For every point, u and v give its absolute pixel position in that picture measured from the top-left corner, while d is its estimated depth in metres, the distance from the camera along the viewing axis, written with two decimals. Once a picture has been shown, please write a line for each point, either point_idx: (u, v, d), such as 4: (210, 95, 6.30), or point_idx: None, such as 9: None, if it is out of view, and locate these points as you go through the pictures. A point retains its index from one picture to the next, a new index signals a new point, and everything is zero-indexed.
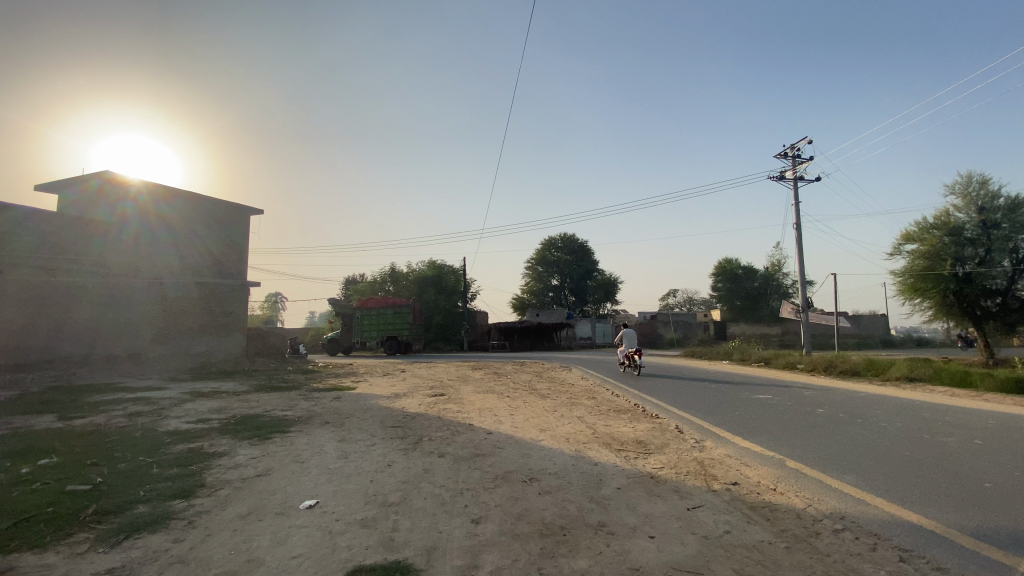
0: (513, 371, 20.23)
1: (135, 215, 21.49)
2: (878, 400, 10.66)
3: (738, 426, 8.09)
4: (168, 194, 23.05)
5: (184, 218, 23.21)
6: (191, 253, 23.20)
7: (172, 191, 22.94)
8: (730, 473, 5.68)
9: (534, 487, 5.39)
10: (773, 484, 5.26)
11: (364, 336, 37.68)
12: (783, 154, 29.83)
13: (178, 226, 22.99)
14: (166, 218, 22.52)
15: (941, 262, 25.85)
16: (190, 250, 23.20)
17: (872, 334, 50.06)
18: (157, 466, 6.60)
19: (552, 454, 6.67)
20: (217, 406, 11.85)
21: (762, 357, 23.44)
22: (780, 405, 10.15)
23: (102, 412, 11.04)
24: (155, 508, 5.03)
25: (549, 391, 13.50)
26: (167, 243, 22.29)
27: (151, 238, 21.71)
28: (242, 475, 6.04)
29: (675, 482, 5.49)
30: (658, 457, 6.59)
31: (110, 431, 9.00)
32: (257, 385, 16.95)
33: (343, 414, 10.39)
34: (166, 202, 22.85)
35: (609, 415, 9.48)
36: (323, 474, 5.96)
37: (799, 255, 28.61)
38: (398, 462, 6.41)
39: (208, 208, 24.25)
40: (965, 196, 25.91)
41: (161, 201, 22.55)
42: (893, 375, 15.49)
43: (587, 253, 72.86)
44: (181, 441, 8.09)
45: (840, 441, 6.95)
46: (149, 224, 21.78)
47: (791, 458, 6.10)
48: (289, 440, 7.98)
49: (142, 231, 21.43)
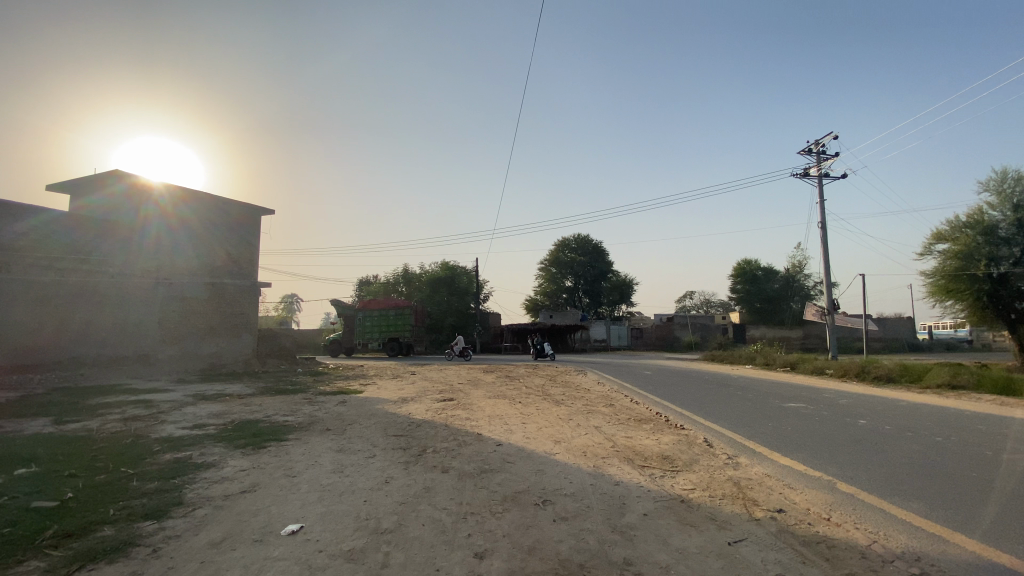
0: (526, 375, 19.59)
1: (156, 217, 21.30)
2: (924, 409, 9.78)
3: (774, 439, 7.34)
4: (187, 196, 22.74)
5: (203, 221, 23.06)
6: (209, 253, 23.02)
7: (191, 194, 22.78)
8: (772, 498, 4.96)
9: (549, 511, 4.75)
10: (826, 513, 4.54)
11: (366, 338, 37.24)
12: (807, 150, 28.80)
13: (198, 226, 22.79)
14: (185, 221, 22.37)
15: (974, 262, 24.56)
16: (208, 249, 23.01)
17: (899, 338, 48.33)
18: (137, 478, 6.08)
19: (567, 471, 6.01)
20: (218, 411, 11.38)
21: (787, 360, 22.47)
22: (815, 415, 9.34)
23: (99, 416, 10.63)
24: (121, 532, 4.49)
25: (564, 397, 12.83)
26: (187, 245, 22.19)
27: (171, 240, 21.58)
28: (225, 492, 5.48)
29: (710, 508, 4.77)
30: (687, 476, 5.88)
31: (100, 438, 8.53)
32: (263, 388, 16.47)
33: (345, 421, 9.78)
34: (186, 203, 22.59)
35: (629, 425, 8.76)
36: (314, 493, 5.36)
37: (823, 255, 27.60)
38: (396, 478, 5.78)
39: (225, 209, 24.06)
40: (999, 193, 24.62)
41: (180, 204, 22.40)
42: (933, 383, 14.43)
43: (602, 254, 71.81)
44: (170, 450, 7.57)
45: (894, 460, 6.17)
46: (169, 226, 21.64)
47: (843, 480, 5.37)
48: (284, 450, 7.41)
49: (162, 233, 21.33)
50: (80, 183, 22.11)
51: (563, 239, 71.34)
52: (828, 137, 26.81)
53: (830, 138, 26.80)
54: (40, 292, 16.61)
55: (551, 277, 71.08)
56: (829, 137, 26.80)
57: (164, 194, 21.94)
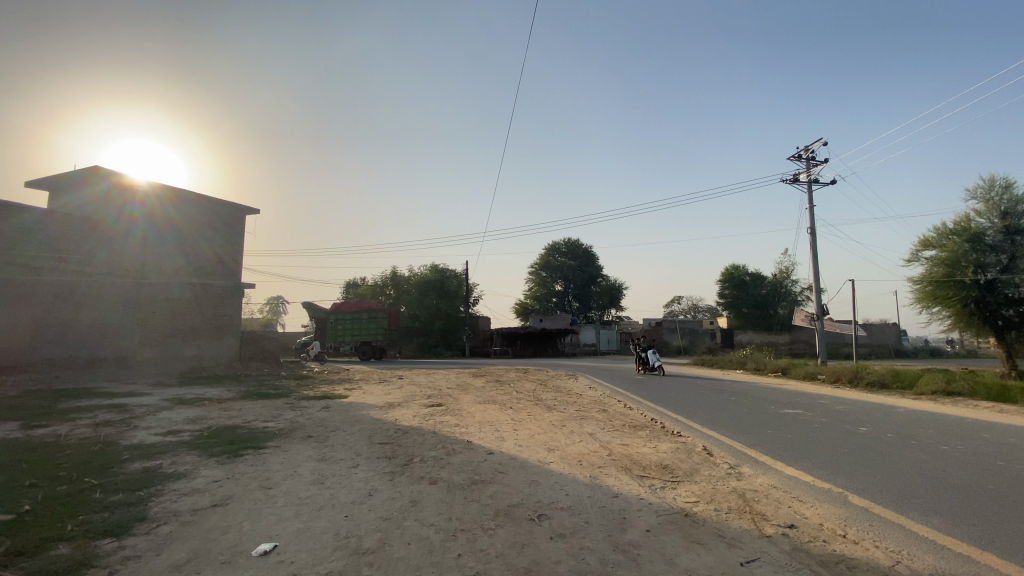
0: (516, 379, 19.21)
1: (143, 217, 20.78)
2: (923, 417, 9.57)
3: (776, 448, 7.08)
4: (174, 196, 22.21)
5: (190, 222, 22.56)
6: (196, 254, 22.54)
7: (178, 194, 22.24)
8: (782, 512, 4.69)
9: (545, 527, 4.41)
10: (841, 530, 4.27)
11: (338, 342, 36.79)
12: (798, 156, 28.90)
13: (185, 227, 22.32)
14: (172, 222, 21.89)
15: (961, 269, 24.76)
16: (196, 251, 22.54)
17: (885, 344, 48.83)
18: (100, 489, 5.63)
19: (563, 482, 5.67)
20: (195, 416, 10.85)
21: (778, 366, 22.39)
22: (815, 422, 9.11)
23: (68, 421, 10.06)
24: (75, 551, 4.06)
25: (555, 402, 12.52)
26: (175, 246, 21.77)
27: (158, 241, 21.11)
28: (195, 506, 5.06)
29: (717, 525, 4.47)
30: (689, 487, 5.57)
31: (66, 445, 8.00)
32: (245, 392, 15.88)
33: (329, 427, 9.35)
34: (173, 204, 22.07)
35: (624, 432, 8.44)
36: (291, 507, 4.95)
37: (814, 260, 27.67)
38: (381, 490, 5.41)
39: (212, 209, 23.56)
40: (987, 201, 24.85)
41: (166, 204, 21.86)
42: (927, 390, 14.33)
43: (592, 259, 71.78)
44: (140, 458, 7.09)
45: (901, 470, 5.96)
46: (155, 227, 21.16)
47: (855, 493, 5.11)
48: (262, 458, 6.99)
49: (149, 235, 20.87)
50: (58, 179, 21.28)
51: (554, 243, 71.51)
52: (819, 143, 26.98)
53: (820, 144, 27.00)
54: (10, 290, 15.86)
55: (541, 281, 70.89)
56: (820, 142, 26.99)
57: (149, 193, 21.34)
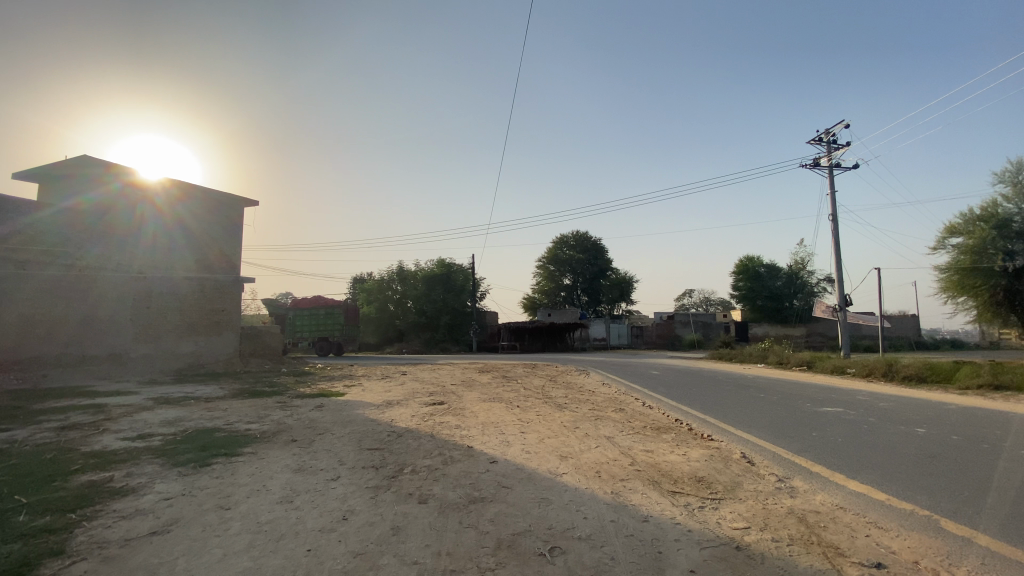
0: (525, 375, 18.19)
1: (154, 217, 20.35)
2: (981, 415, 8.44)
3: (830, 455, 6.04)
4: (184, 194, 21.67)
5: (200, 221, 22.09)
6: (205, 252, 22.02)
7: (188, 192, 21.72)
8: (859, 544, 3.70)
9: (558, 568, 3.43)
10: (945, 571, 3.28)
11: (295, 336, 35.78)
12: (818, 140, 27.53)
13: (195, 226, 21.83)
14: (182, 220, 21.40)
15: (988, 256, 23.27)
16: (205, 249, 22.00)
17: (905, 337, 47.28)
18: (26, 511, 4.71)
19: (579, 500, 4.69)
20: (173, 417, 9.94)
21: (802, 359, 21.26)
22: (861, 421, 8.08)
23: (34, 424, 9.21)
24: None
25: (567, 400, 11.54)
26: (184, 246, 21.33)
27: (168, 240, 20.76)
28: (129, 535, 4.12)
29: (780, 562, 3.48)
30: (734, 507, 4.56)
31: (18, 453, 7.09)
32: (239, 390, 15.03)
33: (316, 430, 8.42)
34: (183, 203, 21.56)
35: (646, 435, 7.45)
36: (243, 537, 4.00)
37: (834, 249, 26.43)
38: (359, 512, 4.46)
39: (222, 208, 23.06)
40: (1014, 185, 23.15)
41: (177, 203, 21.36)
42: (972, 385, 13.14)
43: (600, 252, 70.54)
44: (93, 469, 6.18)
45: (988, 483, 4.92)
46: (165, 226, 20.70)
47: (947, 518, 4.08)
48: (231, 468, 6.09)
49: (158, 233, 20.50)
50: (59, 173, 20.29)
51: (561, 236, 70.51)
52: (838, 126, 25.75)
53: (841, 126, 25.78)
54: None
55: (549, 275, 70.04)
56: (841, 125, 25.76)
57: (161, 193, 20.85)
